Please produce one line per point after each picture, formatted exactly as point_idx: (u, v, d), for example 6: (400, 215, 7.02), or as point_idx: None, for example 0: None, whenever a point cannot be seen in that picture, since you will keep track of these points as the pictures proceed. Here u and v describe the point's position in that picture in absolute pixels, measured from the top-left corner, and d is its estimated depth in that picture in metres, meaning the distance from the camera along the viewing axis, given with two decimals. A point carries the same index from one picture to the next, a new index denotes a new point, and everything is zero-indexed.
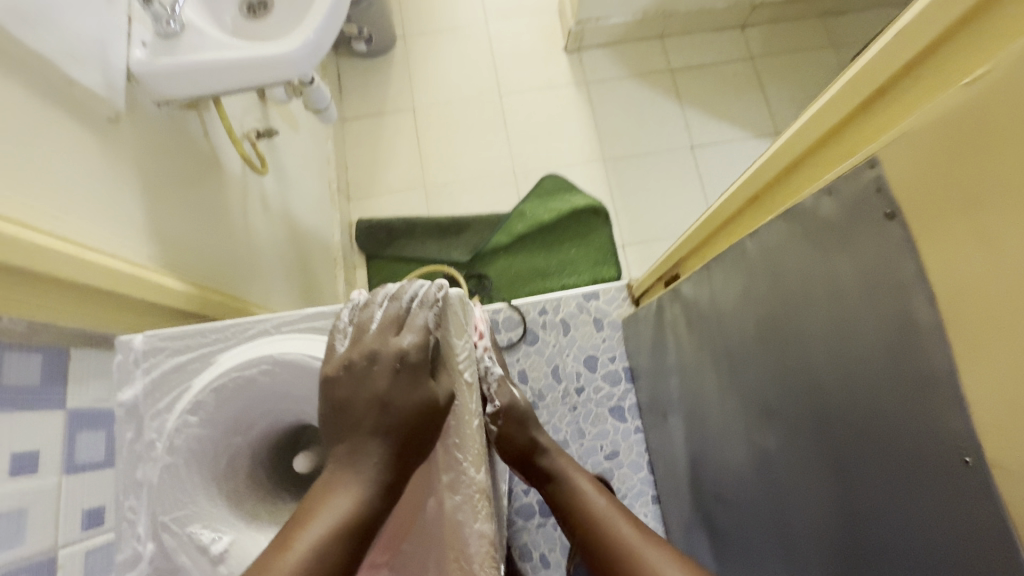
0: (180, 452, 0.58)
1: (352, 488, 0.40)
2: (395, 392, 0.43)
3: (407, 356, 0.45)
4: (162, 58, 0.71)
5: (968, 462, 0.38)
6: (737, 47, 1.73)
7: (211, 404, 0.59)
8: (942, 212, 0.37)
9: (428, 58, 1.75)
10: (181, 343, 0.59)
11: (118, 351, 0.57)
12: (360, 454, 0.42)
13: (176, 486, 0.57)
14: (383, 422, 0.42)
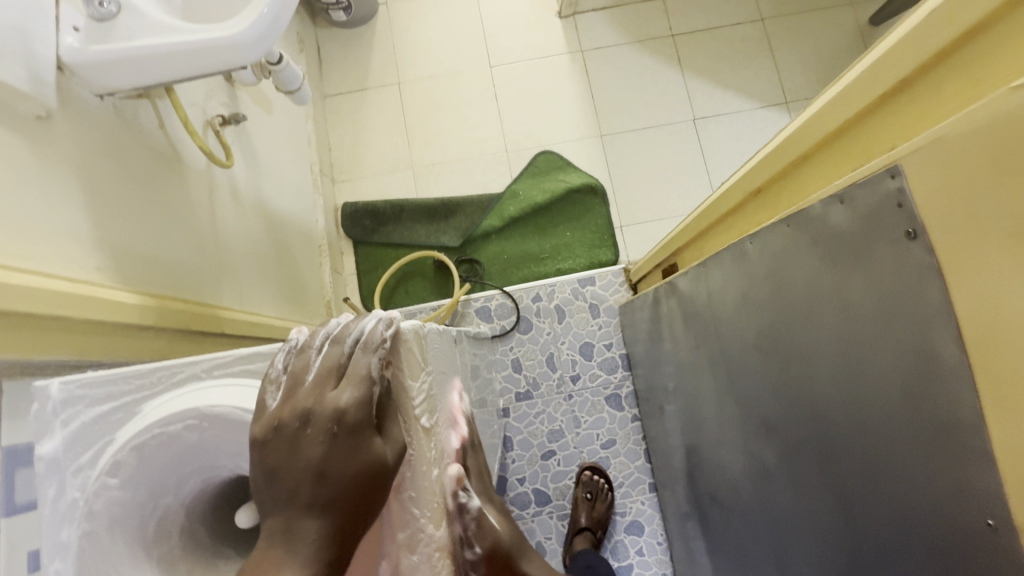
0: (100, 516, 0.46)
1: (286, 571, 0.37)
2: (329, 460, 0.39)
3: (345, 416, 0.40)
4: (96, 45, 0.64)
5: (991, 525, 0.34)
6: (745, 9, 1.61)
7: (135, 465, 0.46)
8: (980, 240, 0.31)
9: (412, 27, 1.64)
10: (104, 390, 0.46)
11: (34, 398, 0.45)
12: (298, 531, 0.38)
13: (100, 554, 0.45)
14: (320, 493, 0.39)
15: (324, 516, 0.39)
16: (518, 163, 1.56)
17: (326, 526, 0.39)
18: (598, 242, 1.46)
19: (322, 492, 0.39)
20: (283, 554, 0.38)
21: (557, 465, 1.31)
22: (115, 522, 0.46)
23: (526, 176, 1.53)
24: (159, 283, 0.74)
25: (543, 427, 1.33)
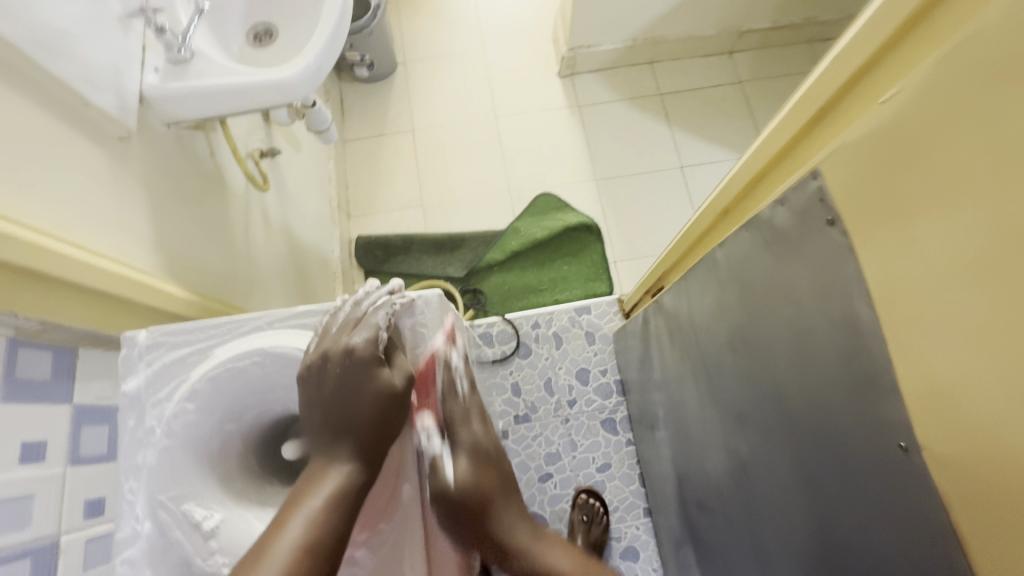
0: (177, 436, 0.55)
1: (335, 471, 0.51)
2: (346, 386, 0.53)
3: (356, 351, 0.54)
4: (172, 82, 0.77)
5: (903, 448, 0.40)
6: (725, 72, 1.80)
7: (207, 393, 0.56)
8: (873, 219, 0.41)
9: (427, 83, 1.83)
10: (181, 337, 0.61)
11: (124, 346, 0.60)
12: (331, 444, 0.52)
13: (174, 466, 0.55)
14: (343, 412, 0.52)
15: (351, 431, 0.52)
16: (520, 203, 1.69)
17: (353, 438, 0.52)
18: (593, 275, 1.57)
19: (347, 411, 0.52)
20: (329, 459, 0.51)
21: (554, 488, 1.35)
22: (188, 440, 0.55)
23: (527, 214, 1.66)
24: (200, 286, 0.83)
25: (541, 450, 1.37)
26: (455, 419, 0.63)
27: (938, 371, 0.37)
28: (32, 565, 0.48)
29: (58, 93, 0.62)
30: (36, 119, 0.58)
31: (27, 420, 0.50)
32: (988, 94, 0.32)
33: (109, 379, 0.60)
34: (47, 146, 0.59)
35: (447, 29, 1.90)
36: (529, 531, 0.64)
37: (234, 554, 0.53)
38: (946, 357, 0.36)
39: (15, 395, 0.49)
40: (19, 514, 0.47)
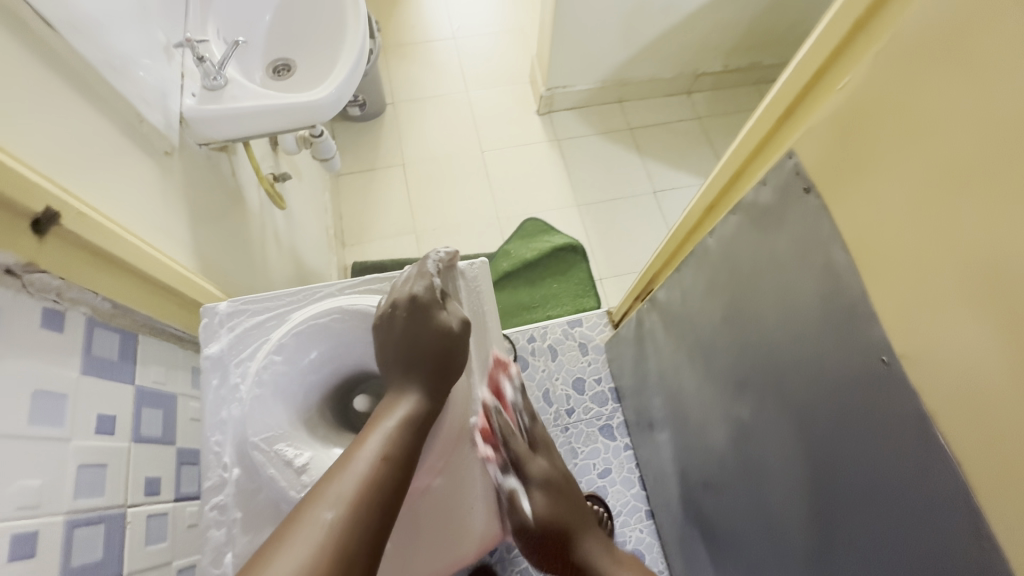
0: (267, 385, 0.58)
1: (406, 398, 0.57)
2: (413, 328, 0.59)
3: (418, 297, 0.61)
4: (208, 104, 0.83)
5: (885, 360, 0.49)
6: (686, 109, 2.00)
7: (293, 347, 0.59)
8: (840, 182, 0.52)
9: (415, 121, 1.95)
10: (260, 304, 0.61)
11: (204, 316, 0.60)
12: (401, 381, 0.59)
13: (264, 410, 0.57)
14: (411, 350, 0.59)
15: (417, 365, 0.59)
16: (508, 228, 1.79)
17: (419, 372, 0.59)
18: (581, 292, 1.66)
19: (414, 348, 0.59)
20: (402, 389, 0.58)
21: None
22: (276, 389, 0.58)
23: (515, 238, 1.75)
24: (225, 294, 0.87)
25: None
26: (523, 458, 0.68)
27: (897, 290, 0.47)
28: (105, 531, 0.50)
29: (123, 111, 0.68)
30: (106, 129, 0.64)
31: (101, 394, 0.53)
32: (918, 71, 0.43)
33: (162, 367, 0.64)
34: (114, 153, 0.65)
35: (432, 74, 2.04)
36: (604, 549, 0.67)
37: None
38: (901, 278, 0.46)
39: (91, 369, 0.52)
40: (95, 480, 0.50)
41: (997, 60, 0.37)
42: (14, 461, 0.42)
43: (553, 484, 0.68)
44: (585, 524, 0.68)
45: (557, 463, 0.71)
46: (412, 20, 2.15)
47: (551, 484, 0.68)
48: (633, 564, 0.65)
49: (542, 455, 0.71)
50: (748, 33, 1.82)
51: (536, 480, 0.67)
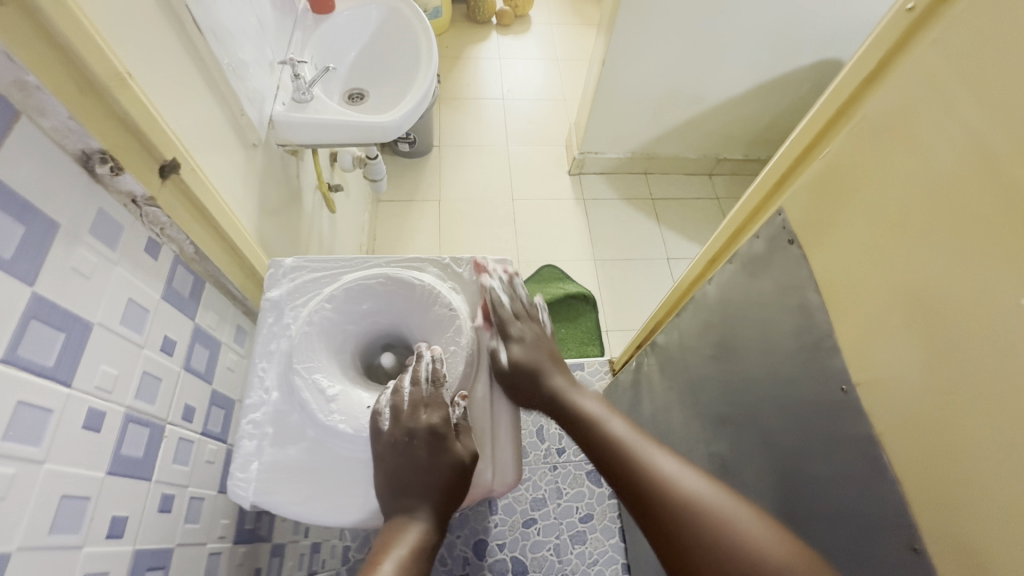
0: (315, 325, 0.66)
1: (413, 529, 0.57)
2: (428, 461, 0.60)
3: (435, 428, 0.61)
4: (294, 113, 0.98)
5: (845, 389, 0.56)
6: (705, 189, 2.16)
7: (342, 298, 0.67)
8: (818, 237, 0.61)
9: (456, 165, 2.13)
10: (320, 265, 0.71)
11: (272, 267, 0.70)
12: (413, 506, 0.59)
13: (309, 343, 0.64)
14: (427, 483, 0.59)
15: (426, 494, 0.59)
16: (526, 271, 1.90)
17: (429, 499, 0.59)
18: (587, 340, 1.74)
19: (426, 479, 0.59)
20: (410, 516, 0.58)
21: (537, 534, 1.35)
22: (323, 330, 0.66)
23: (532, 281, 1.86)
24: None
25: (527, 495, 1.41)
26: (506, 321, 0.73)
27: (857, 324, 0.55)
28: (148, 435, 0.57)
29: (231, 104, 0.82)
30: (216, 115, 0.78)
31: (169, 320, 0.62)
32: (874, 145, 0.54)
33: (215, 316, 0.73)
34: (217, 135, 0.78)
35: (478, 126, 2.25)
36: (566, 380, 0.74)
37: (351, 416, 0.62)
38: (859, 313, 0.55)
39: (167, 297, 0.62)
40: (150, 389, 0.58)
41: (928, 136, 0.48)
42: (101, 347, 0.51)
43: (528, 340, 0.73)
44: (557, 365, 0.75)
45: (542, 338, 0.76)
46: (468, 79, 2.39)
47: (529, 339, 0.74)
48: (610, 411, 0.70)
49: (522, 298, 0.77)
50: (769, 128, 2.00)
51: (515, 337, 0.73)
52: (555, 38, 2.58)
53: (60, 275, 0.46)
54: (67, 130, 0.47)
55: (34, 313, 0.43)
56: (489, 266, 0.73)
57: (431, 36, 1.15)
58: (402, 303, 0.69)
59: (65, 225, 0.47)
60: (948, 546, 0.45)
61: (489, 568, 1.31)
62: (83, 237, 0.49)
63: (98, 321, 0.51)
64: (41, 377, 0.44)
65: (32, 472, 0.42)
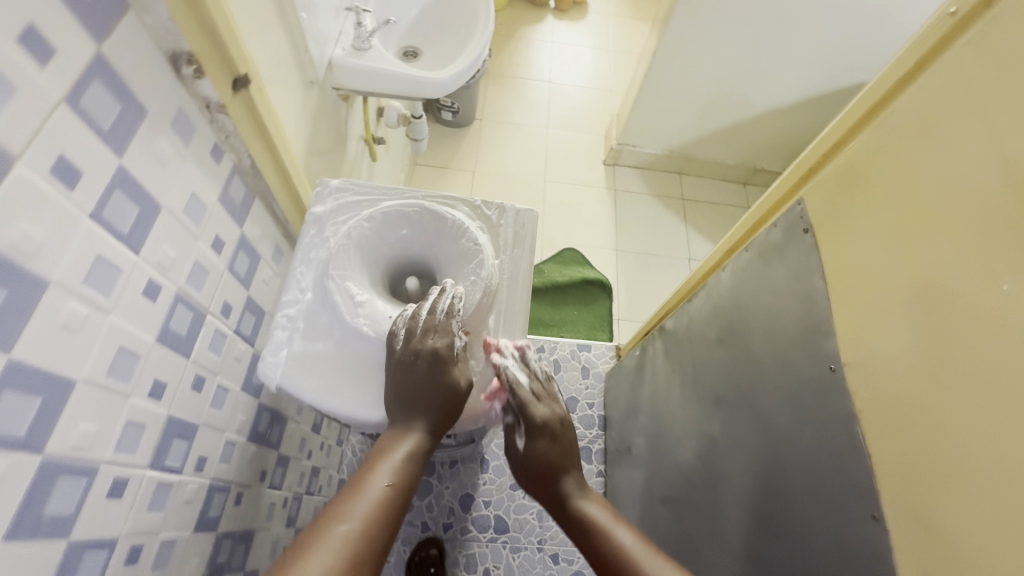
0: (352, 239, 0.71)
1: (407, 441, 0.62)
2: (425, 380, 0.64)
3: (438, 352, 0.65)
4: (352, 59, 1.03)
5: (834, 369, 0.60)
6: (738, 197, 2.15)
7: (380, 219, 0.72)
8: (832, 228, 0.64)
9: (495, 140, 2.17)
10: (363, 190, 0.76)
11: (319, 185, 0.76)
12: (407, 421, 0.64)
13: (345, 254, 0.70)
14: (422, 402, 0.64)
15: (423, 411, 0.64)
16: (548, 251, 1.94)
17: (425, 416, 0.64)
18: (598, 325, 1.77)
19: (424, 398, 0.64)
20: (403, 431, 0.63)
21: (522, 498, 1.40)
22: (359, 245, 0.71)
23: (553, 261, 1.90)
24: None
25: None
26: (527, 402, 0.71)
27: (856, 311, 0.59)
28: (193, 319, 0.64)
29: (297, 39, 0.88)
30: (283, 47, 0.84)
31: (222, 221, 0.68)
32: (902, 143, 0.56)
33: (260, 230, 0.79)
34: (282, 65, 0.83)
35: (522, 106, 2.28)
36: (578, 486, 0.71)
37: (374, 323, 0.68)
38: (860, 302, 0.58)
39: (223, 201, 0.68)
40: (199, 278, 0.64)
41: (955, 134, 0.50)
42: (166, 229, 0.57)
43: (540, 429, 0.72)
44: (573, 463, 0.73)
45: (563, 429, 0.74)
46: (518, 58, 2.42)
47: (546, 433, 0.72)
48: (616, 517, 0.65)
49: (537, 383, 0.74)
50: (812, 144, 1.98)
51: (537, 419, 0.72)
52: (610, 29, 2.59)
53: (142, 155, 0.52)
54: (164, 29, 0.52)
55: (118, 183, 0.49)
56: (517, 212, 0.77)
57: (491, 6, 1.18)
58: (433, 232, 0.74)
59: (151, 113, 0.53)
60: (908, 513, 0.49)
61: (472, 521, 1.38)
62: (164, 128, 0.55)
63: (167, 205, 0.57)
64: (118, 240, 0.50)
65: (99, 319, 0.48)
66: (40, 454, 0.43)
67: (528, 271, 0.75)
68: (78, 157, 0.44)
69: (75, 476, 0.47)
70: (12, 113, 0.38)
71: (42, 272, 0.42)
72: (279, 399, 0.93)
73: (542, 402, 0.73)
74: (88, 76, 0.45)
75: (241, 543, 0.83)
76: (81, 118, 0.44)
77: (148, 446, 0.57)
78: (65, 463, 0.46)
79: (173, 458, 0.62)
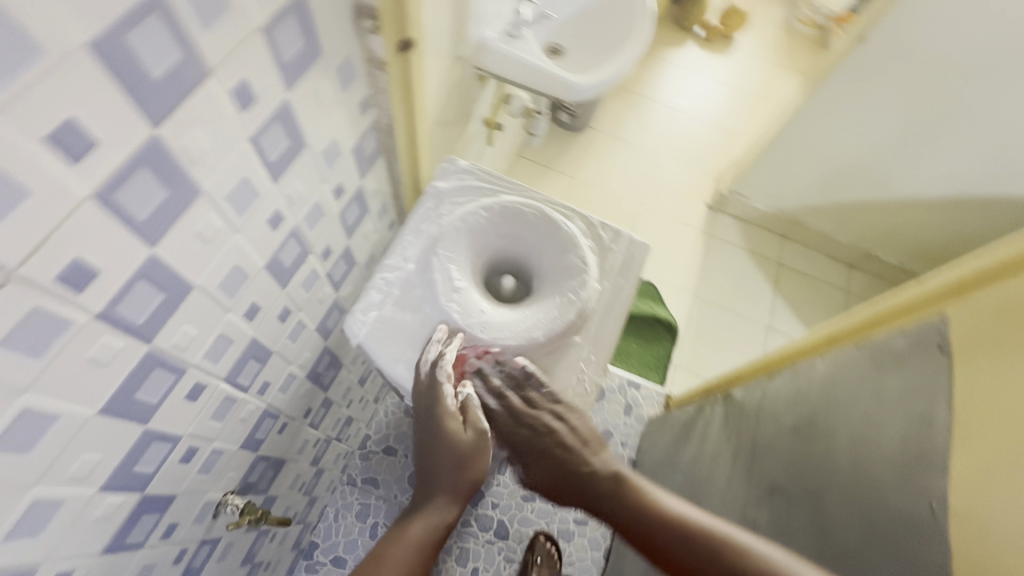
0: (467, 222, 0.74)
1: (420, 522, 0.64)
2: (430, 451, 0.67)
3: (435, 411, 0.67)
4: (502, 44, 1.03)
5: (933, 511, 0.54)
6: (840, 278, 1.98)
7: (498, 212, 0.75)
8: (976, 354, 0.57)
9: (603, 152, 2.14)
10: (490, 178, 0.80)
11: (449, 161, 0.81)
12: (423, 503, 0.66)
13: (457, 234, 0.73)
14: (433, 476, 0.67)
15: (436, 492, 0.66)
16: None
17: (439, 497, 0.66)
18: (652, 365, 1.71)
19: (432, 473, 0.67)
20: (418, 512, 0.66)
21: (530, 512, 1.38)
22: (472, 230, 0.74)
23: None
24: None
25: None
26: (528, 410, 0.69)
27: (976, 453, 0.52)
28: (298, 255, 0.66)
29: (459, 13, 0.89)
30: (447, 18, 0.85)
31: (348, 171, 0.70)
32: None
33: (375, 186, 0.81)
34: (440, 36, 0.85)
35: (640, 126, 2.23)
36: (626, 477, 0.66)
37: (465, 309, 0.70)
38: (985, 445, 0.51)
39: (354, 151, 0.70)
40: (314, 218, 0.66)
41: None
42: (303, 165, 0.59)
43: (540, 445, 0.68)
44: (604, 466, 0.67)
45: (575, 436, 0.69)
46: (650, 77, 2.37)
47: (554, 451, 0.68)
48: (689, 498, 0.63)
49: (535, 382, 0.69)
50: (944, 246, 1.79)
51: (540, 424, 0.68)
52: (752, 71, 2.47)
53: (306, 94, 0.54)
54: None
55: (279, 115, 0.51)
56: (630, 242, 0.79)
57: (648, 23, 1.16)
58: (543, 239, 0.75)
59: (325, 56, 0.55)
60: None
61: (475, 517, 1.36)
62: (331, 73, 0.57)
63: (310, 145, 0.59)
64: (264, 166, 0.52)
65: (228, 235, 0.51)
66: (147, 343, 0.46)
67: (622, 303, 0.77)
68: (257, 83, 0.46)
69: (167, 371, 0.50)
70: (220, 30, 0.40)
71: (198, 180, 0.44)
72: (340, 346, 0.95)
73: (538, 407, 0.69)
74: (289, 10, 0.46)
75: (271, 469, 0.86)
76: (270, 47, 0.46)
77: (228, 360, 0.60)
78: (163, 358, 0.49)
79: (244, 376, 0.65)
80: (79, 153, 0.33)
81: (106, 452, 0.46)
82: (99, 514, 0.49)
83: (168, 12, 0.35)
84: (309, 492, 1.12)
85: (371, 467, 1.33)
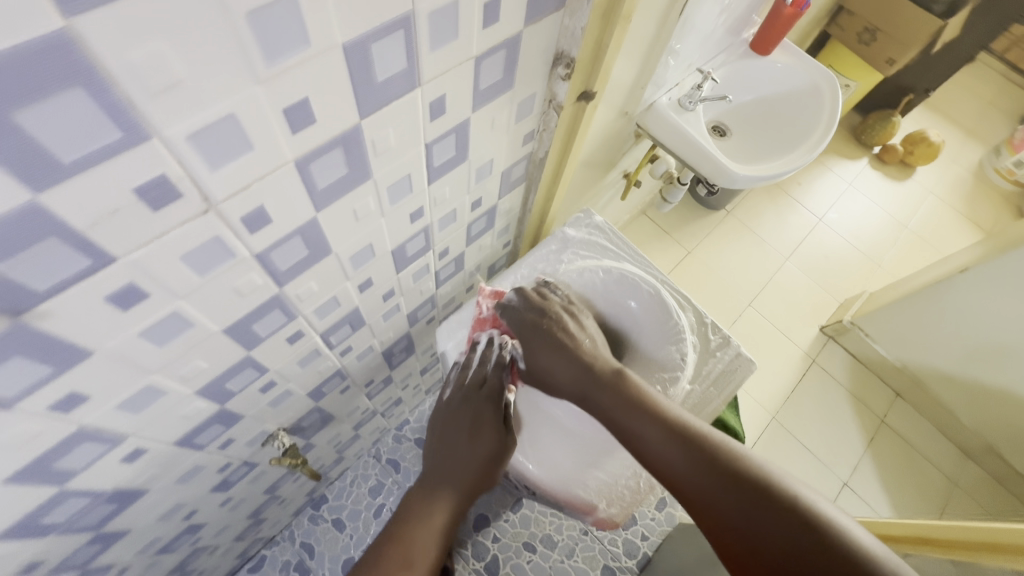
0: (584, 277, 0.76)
1: (434, 511, 0.67)
2: (452, 435, 0.71)
3: (471, 393, 0.72)
4: (671, 111, 1.04)
5: None
6: (950, 463, 1.72)
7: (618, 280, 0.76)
8: None
9: (729, 237, 2.06)
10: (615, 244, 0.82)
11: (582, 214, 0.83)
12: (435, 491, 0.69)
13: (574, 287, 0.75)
14: (449, 464, 0.70)
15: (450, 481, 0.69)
16: None
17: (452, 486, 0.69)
18: None
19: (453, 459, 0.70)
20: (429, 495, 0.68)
21: (525, 562, 1.32)
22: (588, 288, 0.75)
23: None
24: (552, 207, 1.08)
25: (547, 526, 1.37)
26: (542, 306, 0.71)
27: None
28: (421, 249, 0.70)
29: (643, 75, 0.90)
30: (631, 76, 0.87)
31: (490, 189, 0.74)
32: None
33: (507, 207, 0.84)
34: (618, 91, 0.87)
35: (777, 224, 2.11)
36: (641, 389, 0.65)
37: None
38: None
39: (503, 174, 0.73)
40: (446, 222, 0.70)
41: None
42: (457, 176, 0.63)
43: (547, 330, 0.68)
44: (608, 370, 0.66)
45: (580, 332, 0.69)
46: (805, 179, 2.25)
47: (559, 341, 0.68)
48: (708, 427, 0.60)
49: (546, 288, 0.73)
50: None
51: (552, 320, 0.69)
52: (923, 207, 2.25)
53: (485, 118, 0.58)
54: (572, 35, 0.57)
55: (457, 131, 0.55)
56: (738, 353, 0.77)
57: (829, 132, 1.11)
58: (653, 321, 0.75)
59: (514, 89, 0.58)
60: None
61: (472, 542, 1.34)
62: (513, 105, 0.61)
63: (470, 161, 0.63)
64: (427, 169, 0.56)
65: (375, 219, 0.55)
66: (279, 288, 0.51)
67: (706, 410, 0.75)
68: (451, 100, 0.50)
69: (283, 315, 0.55)
70: (443, 53, 0.44)
71: (373, 169, 0.49)
72: (419, 336, 1.00)
73: (551, 300, 0.71)
74: (502, 46, 0.50)
75: (320, 421, 0.92)
76: (474, 74, 0.50)
77: (330, 320, 0.65)
78: (285, 302, 0.54)
79: (335, 337, 0.70)
80: (299, 127, 0.38)
81: (213, 365, 0.52)
82: (185, 411, 0.55)
83: (410, 30, 0.39)
84: (340, 452, 1.18)
85: (399, 451, 1.40)
